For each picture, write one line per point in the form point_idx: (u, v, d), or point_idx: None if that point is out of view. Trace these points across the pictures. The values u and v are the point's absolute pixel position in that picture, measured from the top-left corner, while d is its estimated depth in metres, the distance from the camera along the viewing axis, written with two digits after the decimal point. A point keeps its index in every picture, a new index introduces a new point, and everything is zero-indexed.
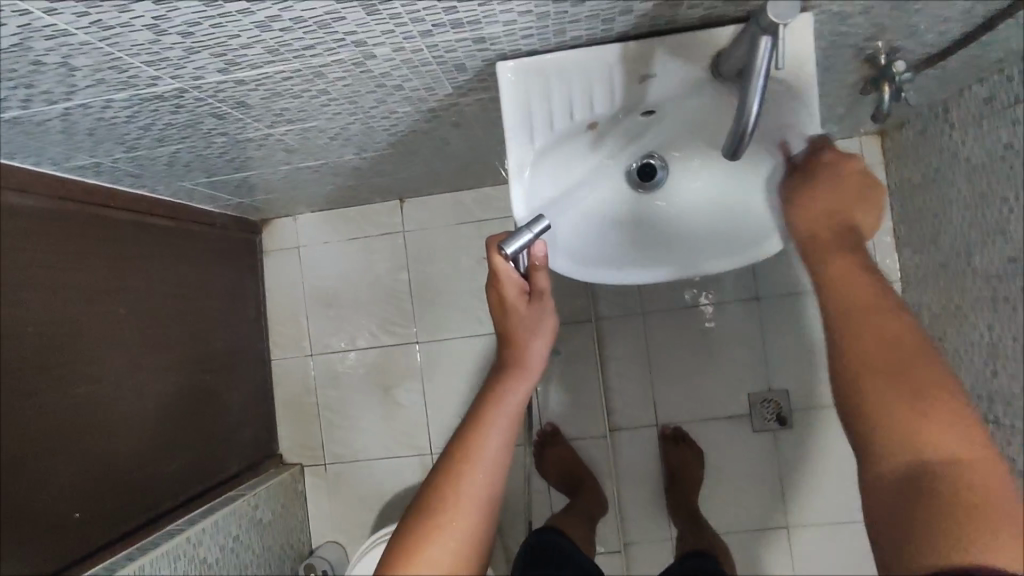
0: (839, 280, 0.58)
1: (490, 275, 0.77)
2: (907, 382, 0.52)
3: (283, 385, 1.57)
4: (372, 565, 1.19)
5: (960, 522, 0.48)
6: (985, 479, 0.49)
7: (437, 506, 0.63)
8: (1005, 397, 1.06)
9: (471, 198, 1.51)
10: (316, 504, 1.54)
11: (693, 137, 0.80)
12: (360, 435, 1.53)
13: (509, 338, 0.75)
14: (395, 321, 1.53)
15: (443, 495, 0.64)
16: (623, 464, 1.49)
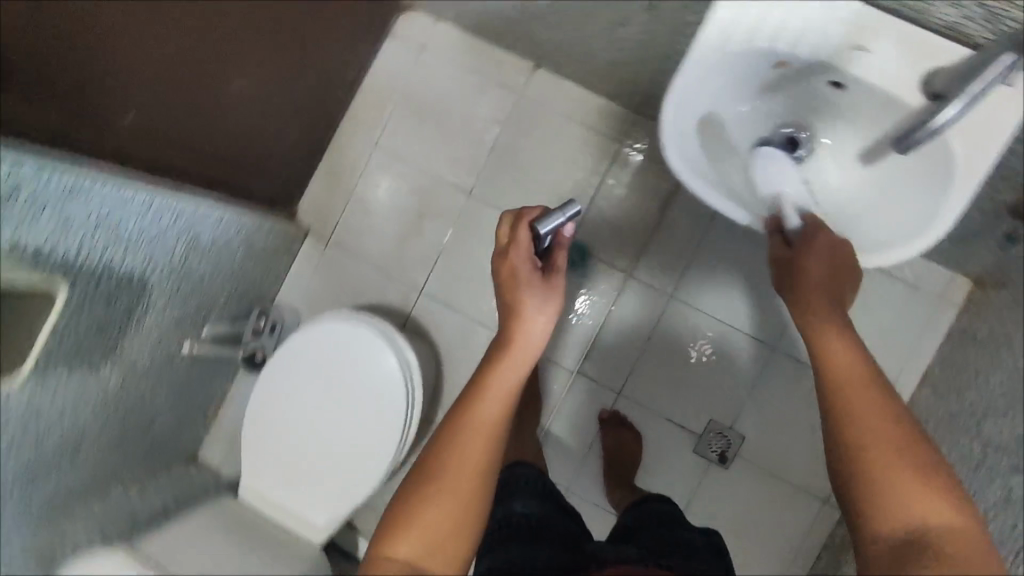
0: (834, 359, 0.69)
1: (506, 248, 0.92)
2: (886, 449, 0.64)
3: (335, 154, 1.59)
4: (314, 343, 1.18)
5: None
6: (961, 540, 0.59)
7: (437, 475, 0.77)
8: None
9: (596, 104, 1.50)
10: (301, 269, 1.58)
11: (853, 133, 0.79)
12: (371, 239, 1.57)
13: (516, 311, 0.88)
14: (463, 164, 1.55)
15: (443, 465, 0.78)
16: (569, 406, 1.53)
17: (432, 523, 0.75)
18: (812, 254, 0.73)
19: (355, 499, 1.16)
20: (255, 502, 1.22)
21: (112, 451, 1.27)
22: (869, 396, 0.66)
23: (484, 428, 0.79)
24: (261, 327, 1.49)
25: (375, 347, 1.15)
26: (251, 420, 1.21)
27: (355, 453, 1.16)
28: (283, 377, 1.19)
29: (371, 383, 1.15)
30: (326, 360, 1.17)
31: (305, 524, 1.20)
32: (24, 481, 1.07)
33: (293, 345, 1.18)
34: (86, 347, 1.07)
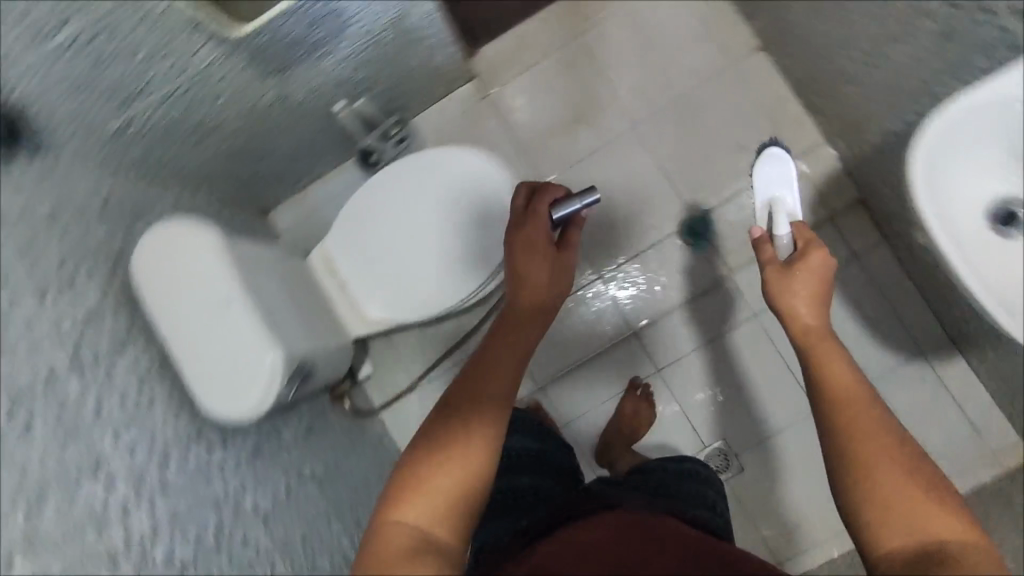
0: (834, 379, 0.77)
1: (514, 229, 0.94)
2: (883, 457, 0.70)
3: (536, 26, 1.59)
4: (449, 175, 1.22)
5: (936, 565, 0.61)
6: (963, 543, 0.63)
7: (448, 441, 0.71)
8: None
9: (793, 112, 1.48)
10: (448, 105, 1.60)
11: None
12: (525, 115, 1.58)
13: (525, 280, 0.90)
14: (642, 98, 1.54)
15: (454, 431, 0.72)
16: (606, 356, 1.53)
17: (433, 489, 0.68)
18: (803, 276, 0.86)
19: (411, 316, 1.22)
20: (322, 266, 1.26)
21: (222, 155, 1.32)
22: (871, 415, 0.73)
23: (493, 397, 0.77)
24: (388, 133, 1.48)
25: (506, 206, 1.20)
26: (358, 197, 1.25)
27: (435, 280, 1.22)
28: (410, 179, 1.24)
29: (484, 233, 1.19)
30: (455, 188, 1.21)
31: (355, 310, 1.26)
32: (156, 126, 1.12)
33: (432, 158, 1.23)
34: (270, 53, 1.11)
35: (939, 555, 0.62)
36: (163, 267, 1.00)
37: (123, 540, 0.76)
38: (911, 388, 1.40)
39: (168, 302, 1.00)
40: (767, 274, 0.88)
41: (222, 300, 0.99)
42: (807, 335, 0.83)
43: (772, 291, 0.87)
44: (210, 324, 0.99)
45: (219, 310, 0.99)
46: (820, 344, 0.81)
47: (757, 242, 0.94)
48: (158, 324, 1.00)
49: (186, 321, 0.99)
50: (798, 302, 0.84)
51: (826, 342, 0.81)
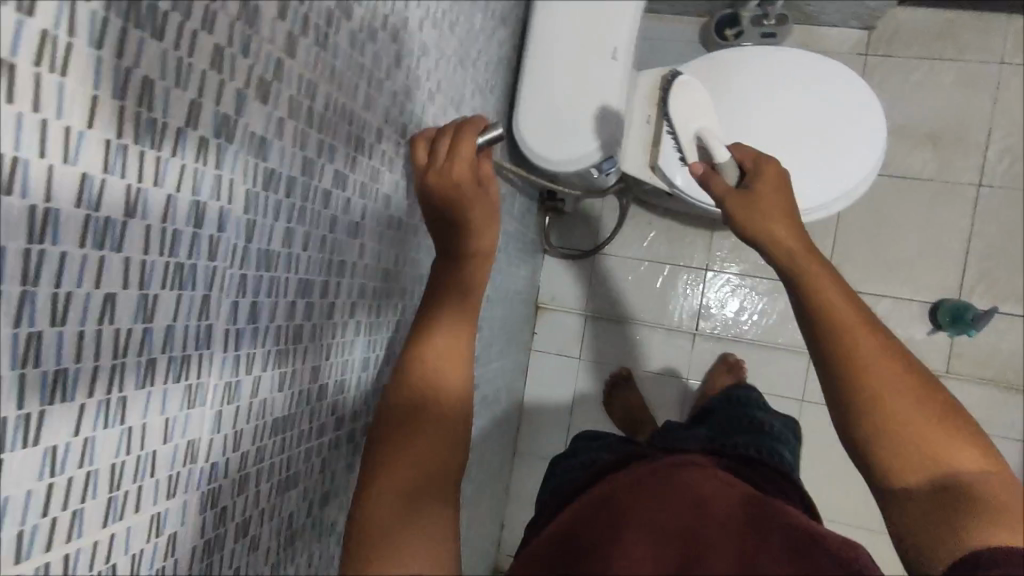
0: (835, 310, 0.71)
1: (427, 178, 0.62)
2: (899, 401, 0.66)
3: (973, 23, 1.38)
4: (834, 95, 1.12)
5: (970, 509, 0.59)
6: (971, 462, 0.63)
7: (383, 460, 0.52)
8: None
9: None
10: (828, 37, 1.44)
11: None
12: (890, 98, 1.42)
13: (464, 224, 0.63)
14: (1010, 168, 1.37)
15: (393, 449, 0.52)
16: (772, 359, 1.51)
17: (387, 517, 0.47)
18: (767, 199, 0.82)
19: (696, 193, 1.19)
20: (648, 85, 1.20)
21: None
22: (879, 349, 0.68)
23: (426, 419, 0.55)
24: (765, 17, 1.37)
25: (860, 164, 1.11)
26: (734, 53, 1.15)
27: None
28: (796, 73, 1.12)
29: (823, 174, 1.11)
30: (831, 113, 1.11)
31: (649, 150, 1.19)
32: None
33: (830, 70, 1.12)
34: None
35: (967, 495, 0.61)
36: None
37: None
38: None
39: (560, 15, 0.92)
40: (735, 205, 0.83)
41: (609, 47, 0.89)
42: (794, 261, 0.76)
43: (757, 226, 0.80)
44: (584, 62, 0.90)
45: (600, 54, 0.90)
46: (812, 266, 0.75)
47: (708, 176, 0.89)
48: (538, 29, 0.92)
49: (564, 43, 0.91)
50: (780, 230, 0.78)
51: (816, 267, 0.75)
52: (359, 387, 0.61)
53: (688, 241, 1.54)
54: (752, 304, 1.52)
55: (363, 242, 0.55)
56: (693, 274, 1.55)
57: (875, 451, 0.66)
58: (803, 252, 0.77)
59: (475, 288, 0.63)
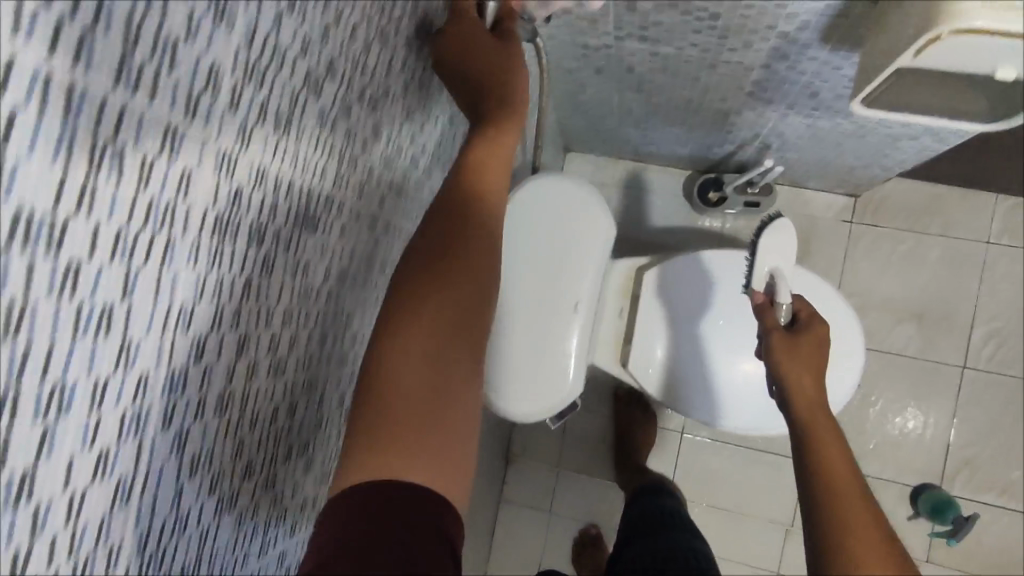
0: (823, 440, 0.66)
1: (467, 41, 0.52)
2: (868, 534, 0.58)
3: (959, 200, 1.35)
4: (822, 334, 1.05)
5: None
6: None
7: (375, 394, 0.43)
8: None
9: None
10: (812, 201, 1.40)
11: None
12: (873, 271, 1.37)
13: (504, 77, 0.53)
14: (993, 350, 1.33)
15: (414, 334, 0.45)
16: (746, 526, 1.45)
17: (410, 379, 0.43)
18: (796, 348, 0.74)
19: (664, 396, 1.12)
20: (620, 278, 1.14)
21: (613, 109, 1.14)
22: (859, 493, 0.61)
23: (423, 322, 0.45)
24: (746, 189, 1.32)
25: (837, 389, 1.05)
26: (731, 260, 1.12)
27: (715, 390, 1.09)
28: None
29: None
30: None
31: (617, 347, 1.14)
32: (614, 65, 0.95)
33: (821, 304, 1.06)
34: (780, 90, 0.91)
35: None
36: (557, 229, 0.85)
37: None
38: None
39: (522, 251, 0.84)
40: (776, 342, 0.75)
41: (573, 301, 0.85)
42: (808, 409, 0.69)
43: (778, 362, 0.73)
44: (554, 320, 0.85)
45: (563, 307, 0.85)
46: (825, 425, 0.68)
47: (761, 309, 0.82)
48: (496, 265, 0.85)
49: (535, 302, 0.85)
50: (805, 377, 0.71)
51: (825, 413, 0.68)
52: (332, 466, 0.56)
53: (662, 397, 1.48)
54: (727, 469, 1.46)
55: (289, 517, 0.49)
56: (667, 432, 1.49)
57: None
58: (807, 387, 0.71)
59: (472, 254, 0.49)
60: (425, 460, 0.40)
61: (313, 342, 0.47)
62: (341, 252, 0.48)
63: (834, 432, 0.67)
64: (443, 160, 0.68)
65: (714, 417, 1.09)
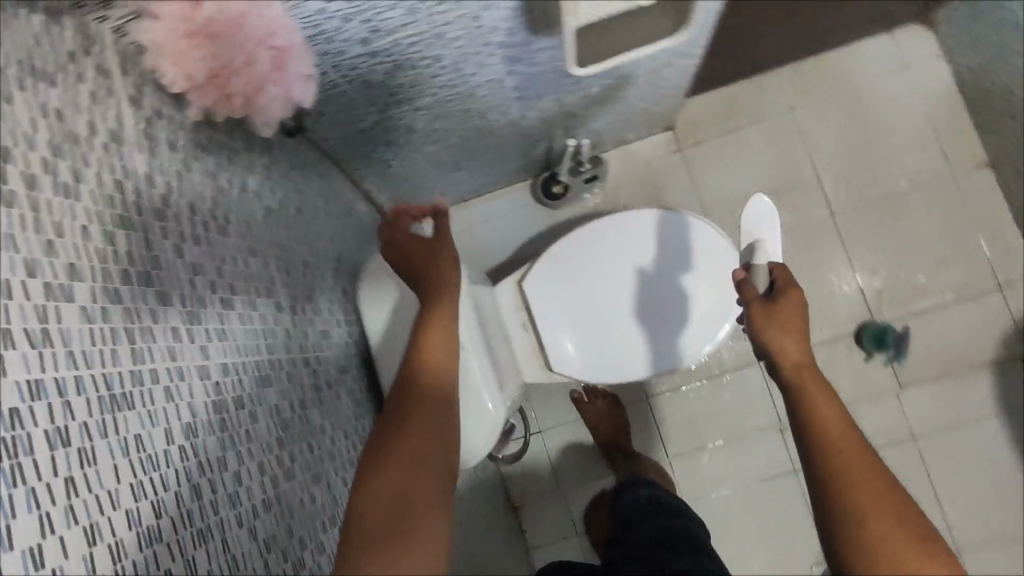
0: (823, 419, 0.68)
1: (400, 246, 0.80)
2: (883, 503, 0.62)
3: (751, 87, 1.49)
4: (680, 246, 1.15)
5: None
6: None
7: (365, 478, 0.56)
8: None
9: (1006, 236, 1.40)
10: (641, 149, 1.51)
11: None
12: (719, 176, 1.49)
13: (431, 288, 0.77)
14: (847, 187, 1.45)
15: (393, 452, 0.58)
16: (745, 443, 1.50)
17: (386, 494, 0.54)
18: (781, 301, 0.76)
19: (599, 377, 1.17)
20: (511, 295, 1.19)
21: (425, 162, 1.22)
22: (870, 459, 0.65)
23: (403, 445, 0.59)
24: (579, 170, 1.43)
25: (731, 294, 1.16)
26: (583, 230, 1.18)
27: (637, 348, 1.16)
28: (640, 237, 1.17)
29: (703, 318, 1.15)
30: (685, 262, 1.15)
31: (536, 356, 1.20)
32: (396, 130, 1.04)
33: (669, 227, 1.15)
34: (537, 82, 1.01)
35: None
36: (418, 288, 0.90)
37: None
38: None
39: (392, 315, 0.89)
40: (757, 313, 0.76)
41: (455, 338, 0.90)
42: (800, 374, 0.72)
43: (758, 329, 0.75)
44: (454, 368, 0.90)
45: None
46: (812, 376, 0.71)
47: (738, 283, 0.81)
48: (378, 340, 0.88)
49: None
50: (788, 337, 0.73)
51: (819, 377, 0.71)
52: (291, 507, 0.62)
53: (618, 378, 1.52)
54: (702, 404, 1.51)
55: (259, 558, 0.55)
56: (636, 403, 1.54)
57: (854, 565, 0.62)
58: (803, 353, 0.73)
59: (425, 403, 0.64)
60: (410, 552, 0.51)
61: (187, 501, 0.49)
62: (177, 412, 0.51)
63: (832, 401, 0.70)
64: (256, 234, 0.74)
65: (629, 367, 1.16)
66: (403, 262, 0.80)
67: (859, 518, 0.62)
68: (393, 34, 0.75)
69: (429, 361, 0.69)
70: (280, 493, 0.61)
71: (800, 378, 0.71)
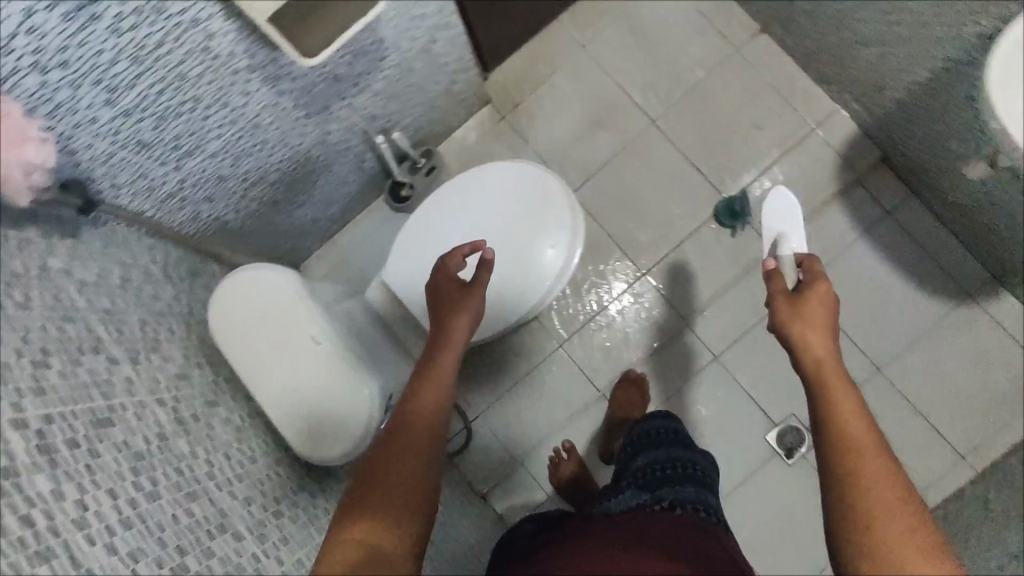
0: (834, 402, 0.79)
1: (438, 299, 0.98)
2: (887, 486, 0.72)
3: (542, 41, 1.61)
4: (503, 189, 1.22)
5: None
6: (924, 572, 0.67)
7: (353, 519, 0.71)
8: None
9: (803, 84, 1.53)
10: (469, 130, 1.61)
11: None
12: (545, 126, 1.59)
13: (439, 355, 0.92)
14: (657, 94, 1.57)
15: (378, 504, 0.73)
16: (666, 350, 1.54)
17: (369, 539, 0.69)
18: (806, 287, 0.89)
19: (509, 318, 1.20)
20: (381, 293, 1.24)
21: (261, 207, 1.28)
22: (883, 457, 0.74)
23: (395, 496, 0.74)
24: (417, 166, 1.51)
25: (558, 194, 1.21)
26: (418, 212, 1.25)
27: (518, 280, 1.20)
28: (457, 197, 1.24)
29: (550, 223, 1.20)
30: (509, 192, 1.22)
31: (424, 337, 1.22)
32: (208, 184, 1.09)
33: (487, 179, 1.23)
34: (316, 92, 1.09)
35: None
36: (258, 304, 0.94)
37: (267, 530, 0.80)
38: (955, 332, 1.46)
39: (245, 337, 0.93)
40: (781, 303, 0.88)
41: (307, 335, 0.93)
42: (817, 366, 0.83)
43: (782, 320, 0.87)
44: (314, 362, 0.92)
45: (303, 344, 0.92)
46: (834, 378, 0.81)
47: (769, 273, 0.93)
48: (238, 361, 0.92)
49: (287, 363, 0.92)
50: (812, 336, 0.84)
51: (836, 365, 0.83)
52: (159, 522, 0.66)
53: (529, 339, 1.57)
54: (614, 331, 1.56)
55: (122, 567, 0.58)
56: (549, 356, 1.57)
57: (846, 528, 0.72)
58: (821, 325, 0.85)
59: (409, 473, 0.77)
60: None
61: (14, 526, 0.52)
62: None
63: (849, 387, 0.81)
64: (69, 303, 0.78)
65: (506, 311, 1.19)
66: (439, 311, 0.97)
67: (852, 501, 0.72)
68: (135, 88, 0.81)
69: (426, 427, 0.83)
70: (145, 509, 0.65)
71: (817, 360, 0.83)
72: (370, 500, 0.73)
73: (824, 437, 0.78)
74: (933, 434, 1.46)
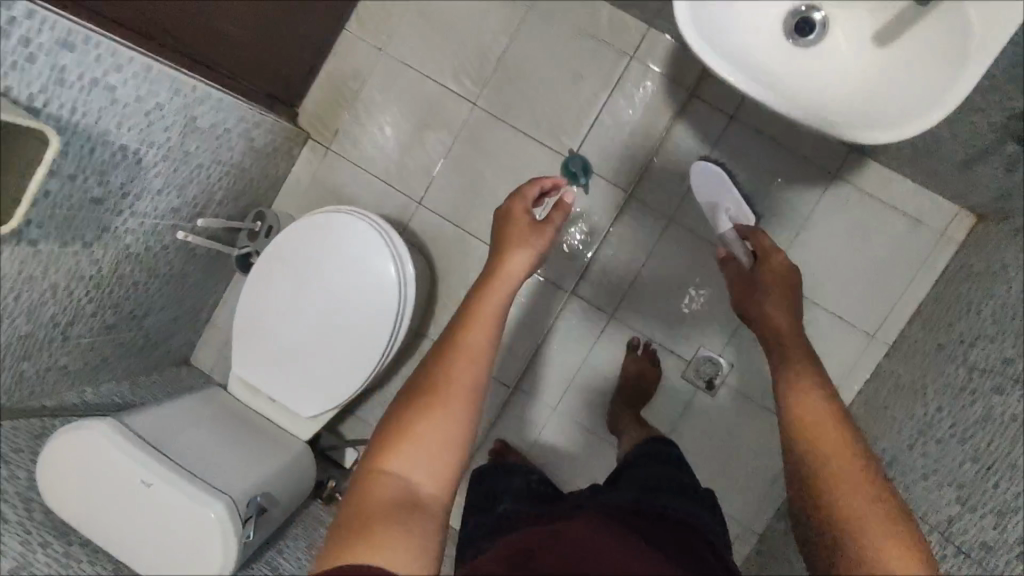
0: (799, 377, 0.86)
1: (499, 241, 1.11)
2: (842, 451, 0.75)
3: (339, 58, 1.53)
4: (309, 246, 1.17)
5: None
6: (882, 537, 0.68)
7: (387, 446, 0.87)
8: (920, 470, 1.09)
9: (607, 14, 1.44)
10: (299, 173, 1.55)
11: (872, 17, 0.82)
12: (371, 145, 1.53)
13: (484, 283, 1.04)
14: (468, 74, 1.50)
15: (416, 432, 0.88)
16: (561, 326, 1.54)
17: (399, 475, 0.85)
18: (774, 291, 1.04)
19: (379, 350, 1.17)
20: (242, 386, 1.23)
21: (98, 337, 1.25)
22: (839, 424, 0.78)
23: (423, 438, 0.87)
24: (255, 231, 1.47)
25: (354, 225, 1.17)
26: (240, 301, 1.21)
27: (359, 329, 1.17)
28: (265, 280, 1.20)
29: (360, 253, 1.16)
30: (319, 250, 1.17)
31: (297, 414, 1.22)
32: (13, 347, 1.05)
33: (292, 242, 1.18)
34: (78, 221, 1.02)
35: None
36: (75, 464, 0.92)
37: None
38: (829, 217, 1.43)
39: (72, 499, 0.92)
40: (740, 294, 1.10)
41: (132, 476, 0.92)
42: (782, 345, 0.95)
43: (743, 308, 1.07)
44: (149, 502, 0.91)
45: (132, 488, 0.92)
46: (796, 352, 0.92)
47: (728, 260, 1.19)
48: (75, 521, 0.92)
49: (126, 510, 0.91)
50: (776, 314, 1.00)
51: (802, 346, 0.93)
52: None
53: None
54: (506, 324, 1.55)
55: None
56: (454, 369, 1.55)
57: (810, 491, 0.74)
58: (789, 315, 1.00)
59: (441, 399, 0.90)
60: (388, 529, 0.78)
61: None
62: None
63: (816, 366, 0.88)
64: None
65: (360, 362, 1.17)
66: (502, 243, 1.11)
67: (814, 462, 0.76)
68: None
69: (459, 358, 0.95)
70: None
71: (786, 341, 0.96)
72: (401, 446, 0.86)
73: (794, 397, 0.84)
74: (837, 322, 1.45)
